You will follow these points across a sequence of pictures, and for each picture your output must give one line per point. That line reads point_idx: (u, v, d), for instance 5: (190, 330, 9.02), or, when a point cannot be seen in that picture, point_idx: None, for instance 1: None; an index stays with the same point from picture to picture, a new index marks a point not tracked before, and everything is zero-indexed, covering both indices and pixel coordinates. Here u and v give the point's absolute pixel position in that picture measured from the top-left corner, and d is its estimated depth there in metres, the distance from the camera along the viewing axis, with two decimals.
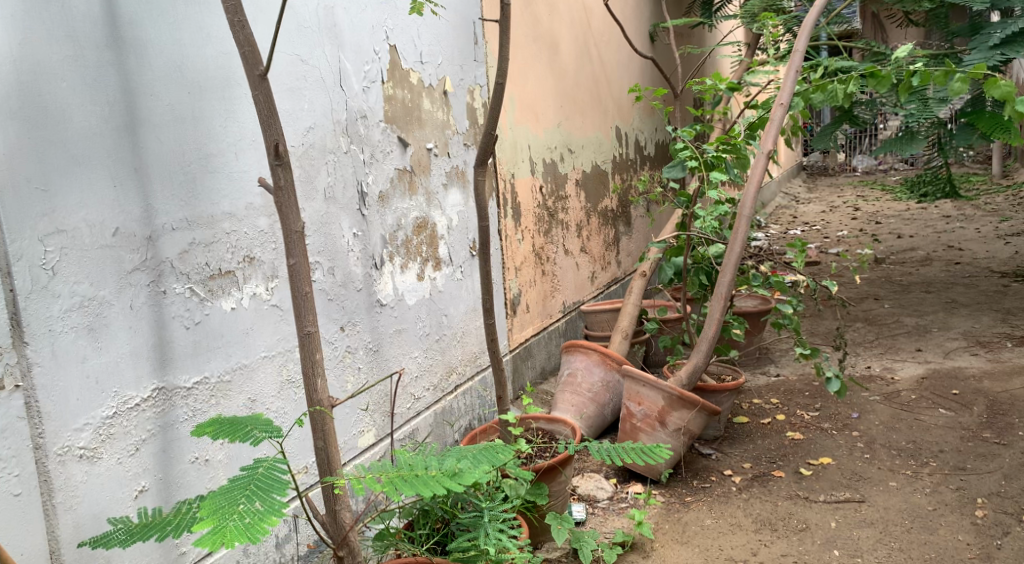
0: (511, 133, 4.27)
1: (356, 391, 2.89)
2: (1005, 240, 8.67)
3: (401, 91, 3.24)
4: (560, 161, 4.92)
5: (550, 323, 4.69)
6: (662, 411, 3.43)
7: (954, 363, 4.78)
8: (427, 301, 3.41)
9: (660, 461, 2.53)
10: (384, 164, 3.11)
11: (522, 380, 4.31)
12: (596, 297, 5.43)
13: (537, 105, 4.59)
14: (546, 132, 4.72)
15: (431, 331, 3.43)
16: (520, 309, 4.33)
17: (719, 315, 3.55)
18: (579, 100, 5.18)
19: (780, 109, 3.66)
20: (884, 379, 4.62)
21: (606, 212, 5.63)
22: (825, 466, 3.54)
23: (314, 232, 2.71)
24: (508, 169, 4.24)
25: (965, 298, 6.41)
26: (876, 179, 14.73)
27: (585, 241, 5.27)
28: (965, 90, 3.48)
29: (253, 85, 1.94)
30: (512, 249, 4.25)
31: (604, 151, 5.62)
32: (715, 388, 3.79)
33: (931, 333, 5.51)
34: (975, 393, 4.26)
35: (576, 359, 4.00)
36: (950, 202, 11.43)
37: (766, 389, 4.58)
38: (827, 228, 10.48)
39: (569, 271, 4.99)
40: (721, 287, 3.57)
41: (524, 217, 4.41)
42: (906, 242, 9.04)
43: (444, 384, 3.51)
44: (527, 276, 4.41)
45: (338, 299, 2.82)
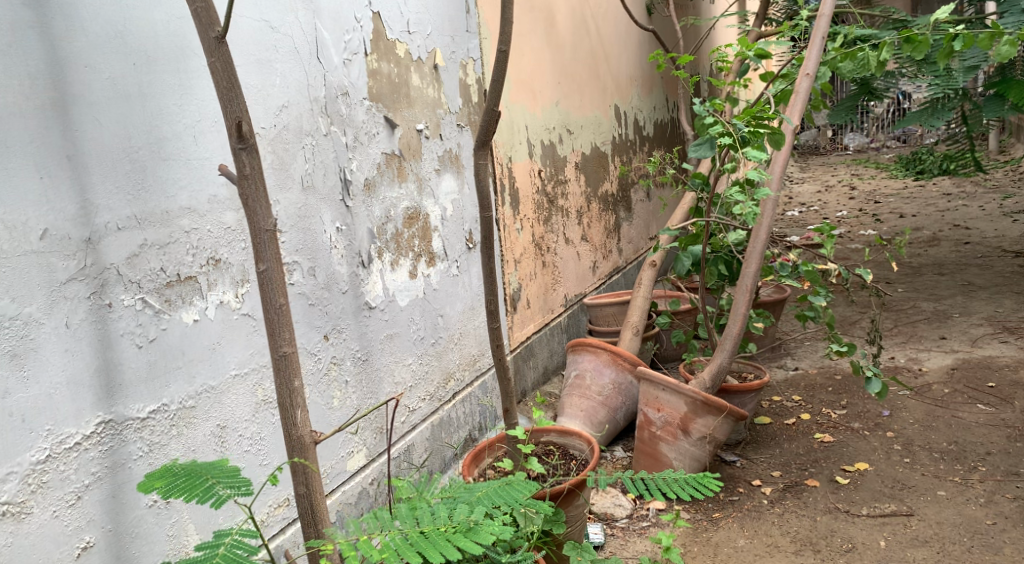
0: (507, 113, 3.91)
1: (341, 426, 2.52)
2: (1013, 217, 8.41)
3: (387, 64, 2.87)
4: (559, 143, 4.57)
5: (552, 319, 4.34)
6: (684, 418, 3.10)
7: (984, 353, 4.50)
8: (421, 301, 3.05)
9: (711, 492, 2.25)
10: (369, 148, 2.74)
11: (524, 382, 3.97)
12: (598, 288, 5.09)
13: (535, 83, 4.23)
14: (544, 111, 4.36)
15: (426, 334, 3.07)
16: (520, 305, 3.97)
17: (743, 310, 3.24)
18: (577, 78, 4.81)
19: (807, 79, 3.34)
20: (911, 371, 4.33)
21: (607, 197, 5.27)
22: (864, 474, 3.24)
23: (291, 228, 2.34)
24: (505, 152, 3.88)
25: (982, 280, 6.13)
26: (870, 157, 14.42)
27: (586, 229, 4.92)
28: (1015, 53, 3.25)
29: (209, 51, 1.56)
30: (510, 240, 3.89)
31: (604, 132, 5.27)
32: (738, 389, 3.50)
33: (952, 318, 5.22)
34: (1012, 387, 3.99)
35: (584, 359, 3.66)
36: (950, 180, 11.16)
37: (786, 385, 4.27)
38: (825, 209, 10.16)
39: (570, 262, 4.64)
40: (746, 279, 3.24)
41: (523, 205, 4.05)
42: (910, 222, 8.75)
43: (441, 393, 3.15)
44: (527, 269, 4.06)
45: (320, 303, 2.45)
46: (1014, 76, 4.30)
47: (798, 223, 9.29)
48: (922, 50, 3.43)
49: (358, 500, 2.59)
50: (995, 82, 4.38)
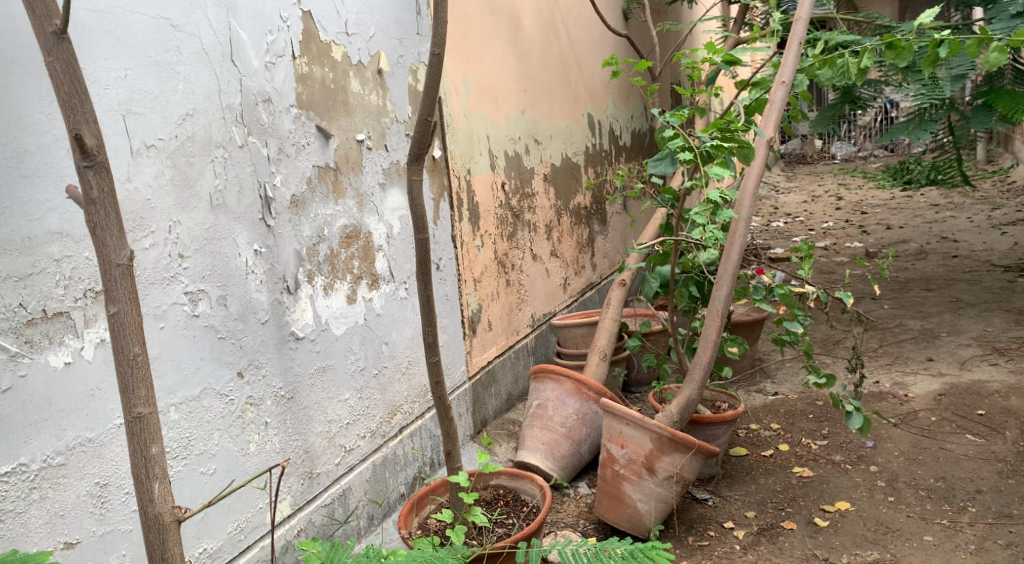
0: (466, 122, 3.65)
1: (257, 475, 2.24)
2: (1001, 230, 8.23)
3: (320, 68, 2.60)
4: (526, 154, 4.31)
5: (517, 341, 4.08)
6: (649, 456, 2.85)
7: (973, 377, 4.28)
8: (361, 329, 2.78)
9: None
10: (297, 161, 2.47)
11: (485, 410, 3.69)
12: (569, 306, 4.83)
13: (497, 89, 3.97)
14: (508, 120, 4.10)
15: (366, 365, 2.80)
16: (481, 328, 3.70)
17: (714, 336, 2.98)
18: (545, 84, 4.56)
19: (782, 88, 3.10)
20: (896, 397, 4.10)
21: (579, 210, 5.02)
22: (844, 515, 2.99)
23: (197, 252, 2.07)
24: (463, 164, 3.61)
25: (971, 296, 5.91)
26: (857, 167, 14.25)
27: (555, 244, 4.66)
28: (1005, 60, 3.03)
29: (47, 48, 1.27)
30: (469, 258, 3.63)
31: (575, 142, 5.01)
32: (710, 420, 3.25)
33: (940, 338, 5.00)
34: (1002, 415, 3.77)
35: (546, 387, 3.39)
36: (938, 190, 11.00)
37: (764, 412, 4.03)
38: (810, 219, 9.95)
39: (538, 280, 4.37)
40: (716, 304, 2.98)
41: (483, 220, 3.78)
42: (896, 234, 8.54)
43: (384, 429, 2.88)
44: (488, 289, 3.79)
45: (233, 336, 2.18)
46: (1004, 85, 4.09)
47: (783, 234, 9.08)
48: (906, 57, 3.19)
49: (280, 555, 2.32)
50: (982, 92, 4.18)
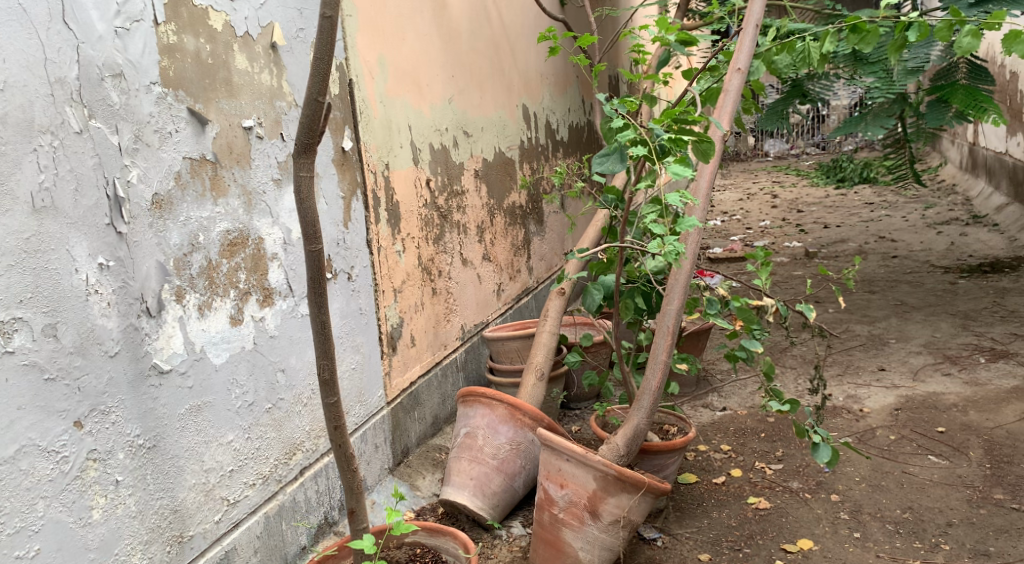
0: (384, 109, 3.18)
1: (102, 551, 1.76)
2: (937, 229, 8.16)
3: (193, 39, 2.13)
4: (453, 147, 3.86)
5: (444, 356, 3.65)
6: (593, 497, 2.48)
7: (928, 389, 4.04)
8: (250, 355, 2.32)
9: None
10: (161, 152, 2.00)
11: (407, 437, 3.26)
12: (504, 315, 4.42)
13: (421, 73, 3.50)
14: (434, 109, 3.63)
15: (256, 399, 2.34)
16: (402, 344, 3.26)
17: (665, 357, 2.62)
18: (475, 70, 4.12)
19: (738, 75, 2.75)
20: (851, 413, 3.83)
21: (513, 209, 4.62)
22: (807, 556, 2.68)
23: (10, 269, 1.59)
24: (381, 158, 3.14)
25: (915, 299, 5.73)
26: (790, 164, 14.25)
27: (488, 246, 4.25)
28: (979, 47, 2.70)
29: None
30: (388, 265, 3.17)
31: (509, 135, 4.59)
32: (660, 448, 2.91)
33: (889, 346, 4.77)
34: (963, 432, 3.52)
35: (476, 414, 2.98)
36: (871, 189, 10.98)
37: (712, 432, 3.70)
38: (747, 217, 9.78)
39: (469, 287, 3.95)
40: (665, 319, 2.62)
41: (405, 222, 3.32)
42: (834, 233, 8.39)
43: (281, 472, 2.43)
44: (411, 299, 3.34)
45: (66, 376, 1.70)
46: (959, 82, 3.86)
47: (721, 233, 8.87)
48: (869, 42, 2.88)
49: None
50: (937, 86, 3.86)
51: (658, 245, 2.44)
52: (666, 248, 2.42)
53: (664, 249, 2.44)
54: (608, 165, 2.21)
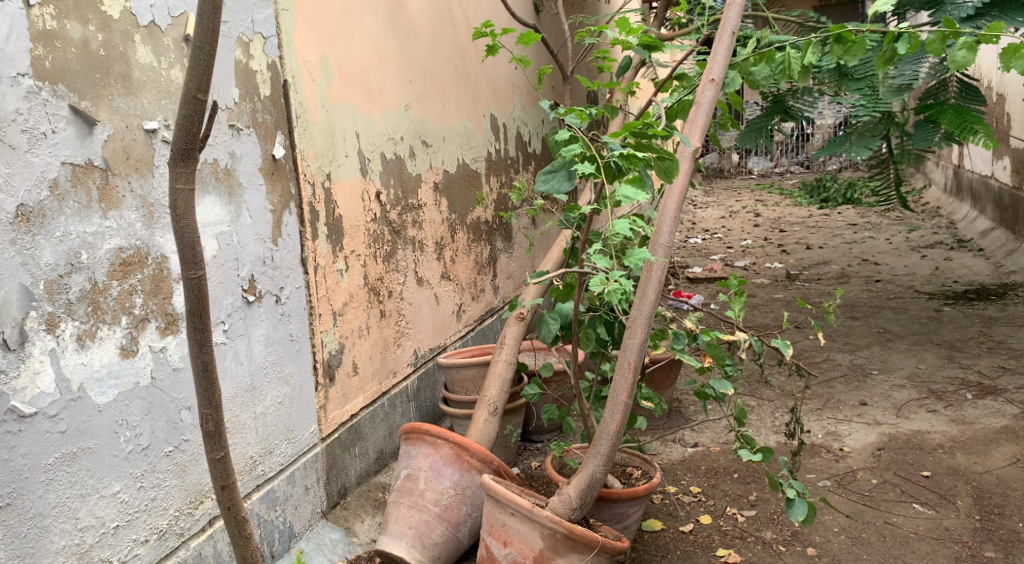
0: (327, 114, 2.87)
1: None
2: (921, 253, 7.97)
3: (80, 25, 1.84)
4: (410, 158, 3.55)
5: (393, 384, 3.34)
6: (540, 557, 2.27)
7: (912, 427, 3.78)
8: (146, 391, 2.02)
9: None
10: (30, 156, 1.71)
11: (345, 476, 2.95)
12: (464, 338, 4.12)
13: (371, 76, 3.20)
14: (387, 116, 3.32)
15: (152, 442, 2.04)
16: (343, 373, 2.95)
17: (624, 397, 2.31)
18: (436, 76, 3.82)
19: (712, 86, 2.47)
20: (831, 452, 3.56)
21: (478, 225, 4.33)
22: None
23: None
24: (323, 168, 2.83)
25: (898, 327, 5.49)
26: (773, 183, 14.07)
27: (448, 264, 3.95)
28: (974, 62, 2.40)
29: None
30: (328, 285, 2.85)
31: (473, 146, 4.30)
32: (620, 496, 2.62)
33: (872, 377, 4.52)
34: (951, 477, 3.26)
35: (419, 453, 2.69)
36: (854, 210, 10.80)
37: (681, 472, 3.42)
38: (729, 236, 9.56)
39: (424, 309, 3.65)
40: (626, 354, 2.32)
41: (350, 238, 3.01)
42: (817, 255, 8.17)
43: (182, 525, 2.13)
44: (354, 323, 3.02)
45: None
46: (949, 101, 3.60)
47: (702, 252, 8.62)
48: (857, 54, 2.59)
49: None
50: (925, 105, 3.61)
51: (601, 281, 2.27)
52: (609, 285, 2.25)
53: (608, 286, 2.27)
54: (552, 184, 1.95)
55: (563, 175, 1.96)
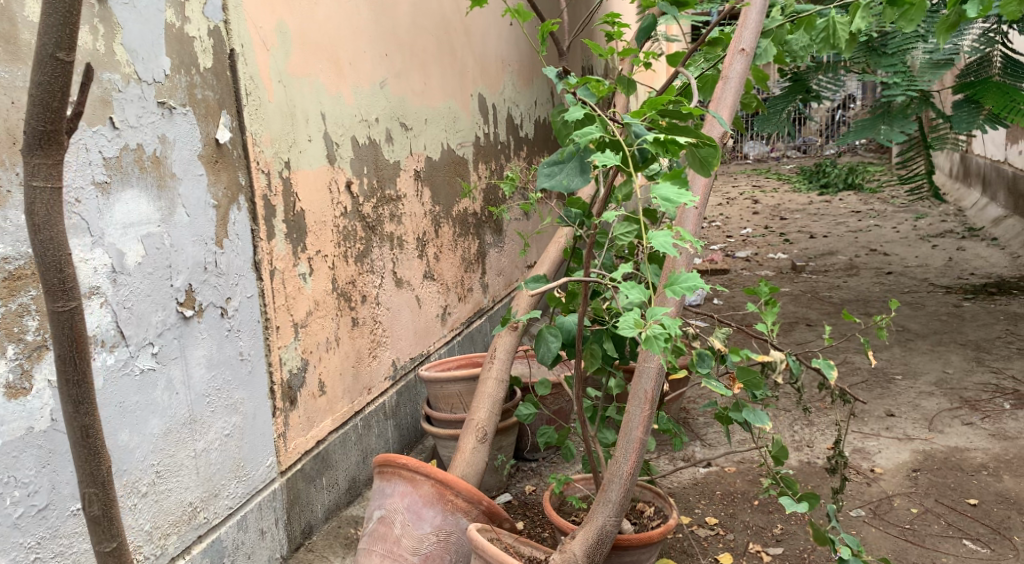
0: (284, 90, 2.43)
1: None
2: (931, 242, 7.60)
3: None
4: (386, 142, 3.11)
5: (368, 402, 2.93)
6: None
7: (948, 443, 3.42)
8: (44, 438, 1.59)
9: None
10: None
11: (310, 512, 2.54)
12: (450, 343, 3.72)
13: (339, 48, 2.76)
14: (358, 94, 2.89)
15: (53, 501, 1.61)
16: (307, 394, 2.54)
17: (638, 432, 1.93)
18: (417, 49, 3.39)
19: (739, 59, 2.06)
20: (861, 474, 3.19)
21: (464, 218, 3.91)
22: None
23: None
24: (280, 154, 2.40)
25: (917, 325, 5.12)
26: (770, 167, 13.68)
27: (431, 261, 3.53)
28: None
29: None
30: (288, 293, 2.43)
31: (459, 129, 3.87)
32: (633, 542, 2.24)
33: (896, 383, 4.15)
34: (1001, 507, 2.90)
35: (395, 492, 2.28)
36: (856, 196, 10.43)
37: (695, 498, 3.03)
38: (728, 224, 9.16)
39: (404, 314, 3.23)
40: (642, 381, 1.95)
41: (315, 235, 2.59)
42: (822, 244, 7.79)
43: None
44: (320, 335, 2.60)
45: None
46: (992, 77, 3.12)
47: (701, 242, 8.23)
48: (914, 18, 2.15)
49: None
50: (966, 83, 3.16)
51: (636, 321, 1.68)
52: (647, 329, 1.65)
53: (644, 327, 1.68)
54: (557, 180, 1.57)
55: (573, 168, 1.58)
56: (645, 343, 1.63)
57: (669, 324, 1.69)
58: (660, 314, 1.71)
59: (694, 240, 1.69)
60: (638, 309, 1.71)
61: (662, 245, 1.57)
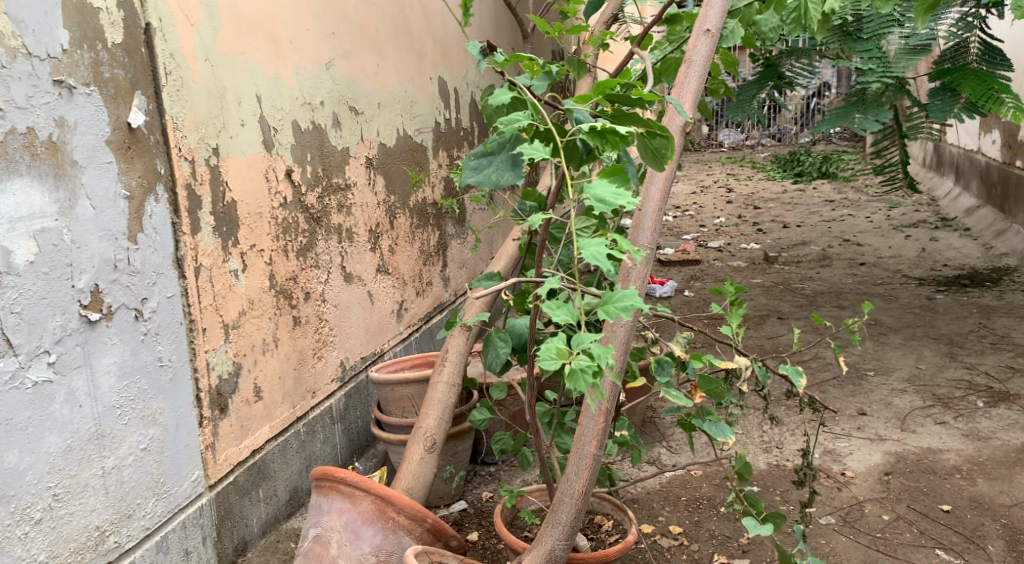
0: (212, 70, 2.22)
1: None
2: (905, 232, 7.52)
3: None
4: (333, 128, 2.91)
5: (313, 406, 2.74)
6: None
7: (920, 444, 3.30)
8: None
9: None
10: None
11: (244, 527, 2.36)
12: (406, 339, 3.53)
13: (277, 25, 2.55)
14: (300, 76, 2.68)
15: None
16: (240, 400, 2.35)
17: (592, 448, 1.75)
18: (368, 29, 3.18)
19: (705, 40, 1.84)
20: (831, 477, 3.06)
21: (422, 208, 3.71)
22: None
23: None
24: (206, 140, 2.19)
25: (890, 318, 5.01)
26: (745, 155, 13.59)
27: (385, 254, 3.34)
28: None
29: None
30: (217, 291, 2.24)
31: (417, 114, 3.68)
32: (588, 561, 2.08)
33: (869, 379, 4.03)
34: (975, 513, 2.78)
35: (332, 508, 2.10)
36: (830, 185, 10.34)
37: (659, 504, 2.88)
38: (701, 213, 9.05)
39: (354, 310, 3.04)
40: (597, 392, 1.76)
41: (250, 228, 2.39)
42: (795, 234, 7.68)
43: None
44: (255, 336, 2.41)
45: None
46: (969, 63, 2.98)
47: (674, 231, 8.10)
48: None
49: None
50: (943, 70, 3.02)
51: (559, 350, 1.40)
52: (573, 360, 1.37)
53: (569, 358, 1.40)
54: (486, 174, 1.38)
55: (504, 160, 1.40)
56: (568, 376, 1.35)
57: (597, 355, 1.39)
58: (588, 341, 1.41)
59: (633, 251, 1.50)
60: (564, 336, 1.43)
61: (593, 255, 1.40)
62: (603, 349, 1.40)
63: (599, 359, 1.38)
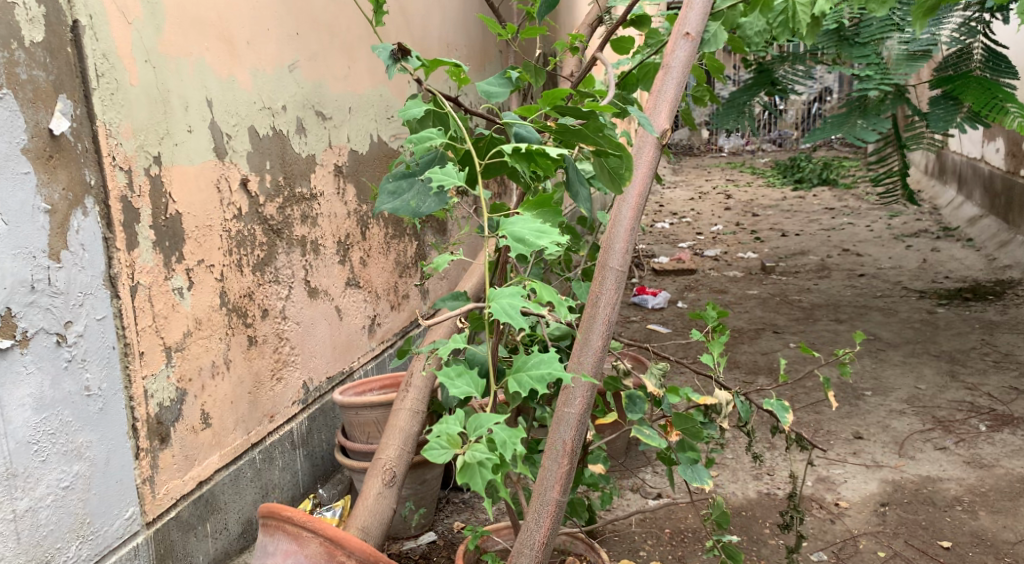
0: (154, 72, 2.06)
1: None
2: (905, 242, 7.33)
3: None
4: (297, 134, 2.73)
5: (270, 431, 2.57)
6: None
7: (919, 472, 3.12)
8: None
9: None
10: None
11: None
12: (380, 356, 3.36)
13: (232, 22, 2.38)
14: (258, 78, 2.51)
15: None
16: (185, 429, 2.17)
17: None
18: (337, 28, 3.01)
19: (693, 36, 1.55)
20: (823, 508, 2.88)
21: (399, 217, 3.54)
22: None
23: None
24: (146, 147, 2.03)
25: (889, 333, 4.83)
26: (745, 161, 13.40)
27: (356, 267, 3.17)
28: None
29: None
30: (158, 311, 2.07)
31: (393, 119, 3.50)
32: None
33: (866, 399, 3.85)
34: (976, 551, 2.61)
35: (277, 548, 1.93)
36: (830, 192, 10.16)
37: (640, 537, 2.70)
38: (699, 220, 8.87)
39: (320, 328, 2.87)
40: None
41: (198, 242, 2.22)
42: (794, 243, 7.50)
43: None
44: (203, 359, 2.23)
45: None
46: (972, 70, 2.71)
47: (671, 239, 7.92)
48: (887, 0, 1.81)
49: None
50: (944, 77, 2.76)
51: (451, 439, 1.30)
52: (468, 450, 1.27)
53: (464, 447, 1.30)
54: (404, 201, 1.46)
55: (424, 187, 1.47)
56: (462, 470, 1.25)
57: (499, 442, 1.28)
58: (487, 425, 1.29)
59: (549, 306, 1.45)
60: (462, 419, 1.32)
61: (503, 309, 1.35)
62: (506, 434, 1.28)
63: (501, 448, 1.27)
